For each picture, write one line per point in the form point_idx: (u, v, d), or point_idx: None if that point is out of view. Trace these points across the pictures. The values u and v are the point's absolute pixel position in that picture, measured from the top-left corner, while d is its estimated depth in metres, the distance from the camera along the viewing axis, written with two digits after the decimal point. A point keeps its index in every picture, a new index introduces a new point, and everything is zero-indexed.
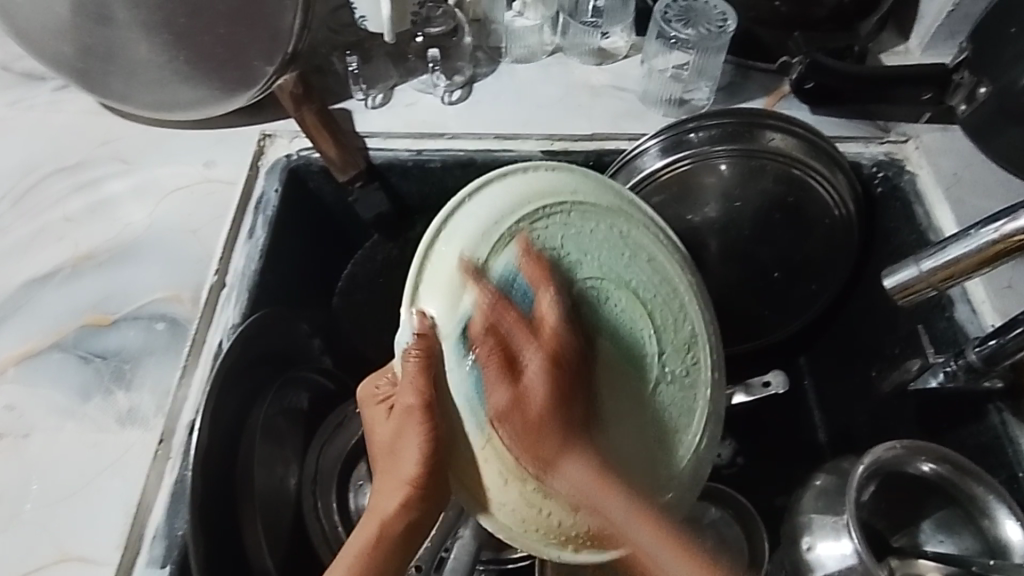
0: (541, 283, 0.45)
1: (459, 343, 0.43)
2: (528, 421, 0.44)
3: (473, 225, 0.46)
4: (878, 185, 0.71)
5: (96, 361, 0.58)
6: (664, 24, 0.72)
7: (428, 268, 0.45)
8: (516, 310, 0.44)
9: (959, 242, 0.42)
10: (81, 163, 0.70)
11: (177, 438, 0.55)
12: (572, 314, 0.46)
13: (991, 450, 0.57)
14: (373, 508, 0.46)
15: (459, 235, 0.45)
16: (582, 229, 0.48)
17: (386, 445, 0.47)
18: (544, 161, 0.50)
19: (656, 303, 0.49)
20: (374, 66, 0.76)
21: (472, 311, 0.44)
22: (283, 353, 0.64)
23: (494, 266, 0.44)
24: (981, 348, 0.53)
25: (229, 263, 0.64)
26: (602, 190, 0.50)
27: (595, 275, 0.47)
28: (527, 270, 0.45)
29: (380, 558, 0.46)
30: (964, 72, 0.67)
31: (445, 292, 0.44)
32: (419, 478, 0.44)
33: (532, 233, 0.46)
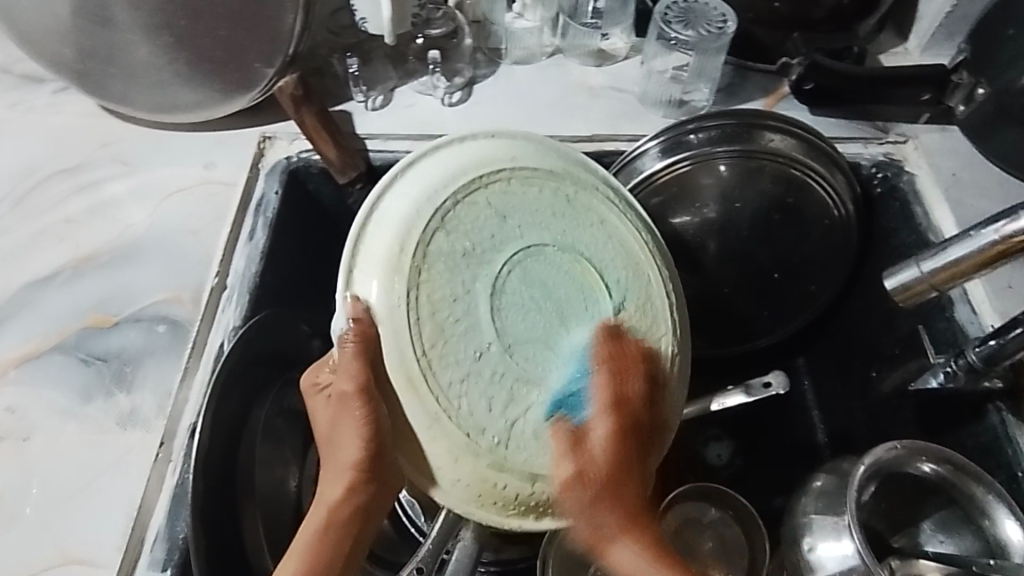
0: (482, 248, 0.46)
1: (396, 314, 0.44)
2: (473, 389, 0.44)
3: (406, 201, 0.47)
4: (877, 186, 0.71)
5: (96, 362, 0.58)
6: (663, 26, 0.72)
7: (363, 248, 0.46)
8: (455, 275, 0.45)
9: (960, 243, 0.42)
10: (81, 165, 0.70)
11: (178, 440, 0.55)
12: (515, 278, 0.46)
13: (991, 450, 0.57)
14: (318, 499, 0.46)
15: (394, 215, 0.46)
16: (519, 194, 0.49)
17: (329, 436, 0.46)
18: (477, 132, 0.51)
19: (605, 262, 0.49)
20: (375, 68, 0.76)
21: (408, 281, 0.44)
22: (284, 355, 0.64)
23: (431, 237, 0.45)
24: (981, 349, 0.53)
25: (230, 265, 0.64)
26: (538, 156, 0.51)
27: (538, 239, 0.48)
28: (464, 237, 0.46)
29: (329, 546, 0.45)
30: (962, 73, 0.67)
31: (381, 269, 0.45)
32: (360, 462, 0.44)
33: (469, 202, 0.47)
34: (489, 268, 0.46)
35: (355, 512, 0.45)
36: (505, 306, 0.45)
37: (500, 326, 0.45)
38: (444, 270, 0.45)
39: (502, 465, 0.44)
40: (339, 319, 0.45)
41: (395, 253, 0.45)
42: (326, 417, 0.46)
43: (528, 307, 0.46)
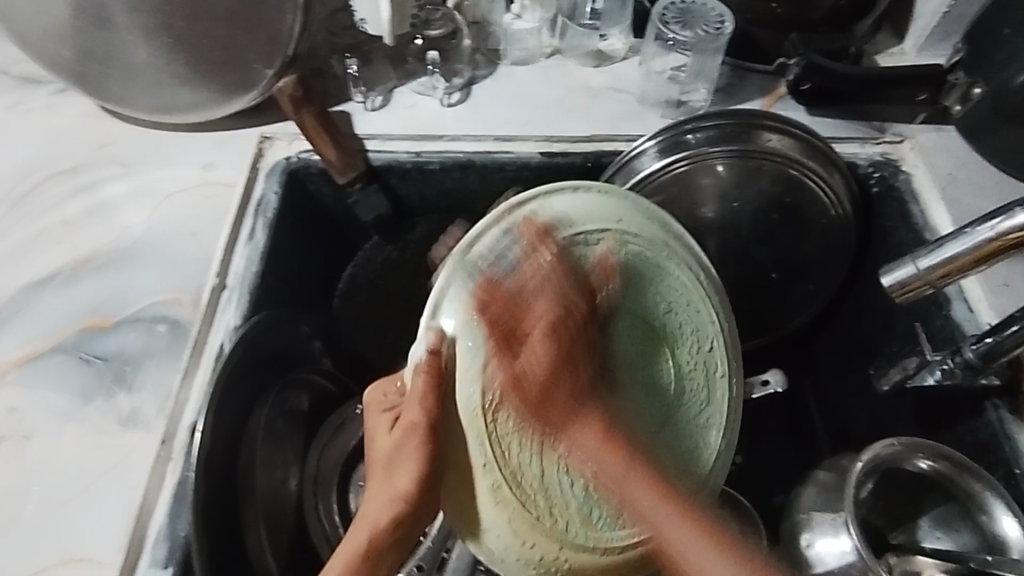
0: (564, 320, 0.47)
1: (480, 376, 0.43)
2: (541, 457, 0.46)
3: (504, 243, 0.45)
4: (874, 186, 0.71)
5: (96, 363, 0.58)
6: (661, 25, 0.73)
7: (451, 284, 0.44)
8: (536, 347, 0.45)
9: (956, 240, 0.42)
10: (81, 166, 0.70)
11: (178, 439, 0.54)
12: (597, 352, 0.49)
13: (989, 447, 0.57)
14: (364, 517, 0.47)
15: (487, 259, 0.44)
16: (614, 265, 0.48)
17: (386, 454, 0.47)
18: (590, 184, 0.48)
19: (676, 338, 0.52)
20: (374, 69, 0.76)
21: (496, 337, 0.43)
22: (283, 356, 0.64)
23: (518, 301, 0.45)
24: (978, 346, 0.53)
25: (229, 265, 0.63)
26: (646, 224, 0.49)
27: (615, 313, 0.49)
28: (548, 308, 0.46)
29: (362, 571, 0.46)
30: (959, 73, 0.68)
31: (468, 317, 0.43)
32: (411, 497, 0.45)
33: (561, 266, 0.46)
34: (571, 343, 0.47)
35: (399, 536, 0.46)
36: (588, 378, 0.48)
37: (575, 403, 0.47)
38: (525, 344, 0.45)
39: (546, 521, 0.46)
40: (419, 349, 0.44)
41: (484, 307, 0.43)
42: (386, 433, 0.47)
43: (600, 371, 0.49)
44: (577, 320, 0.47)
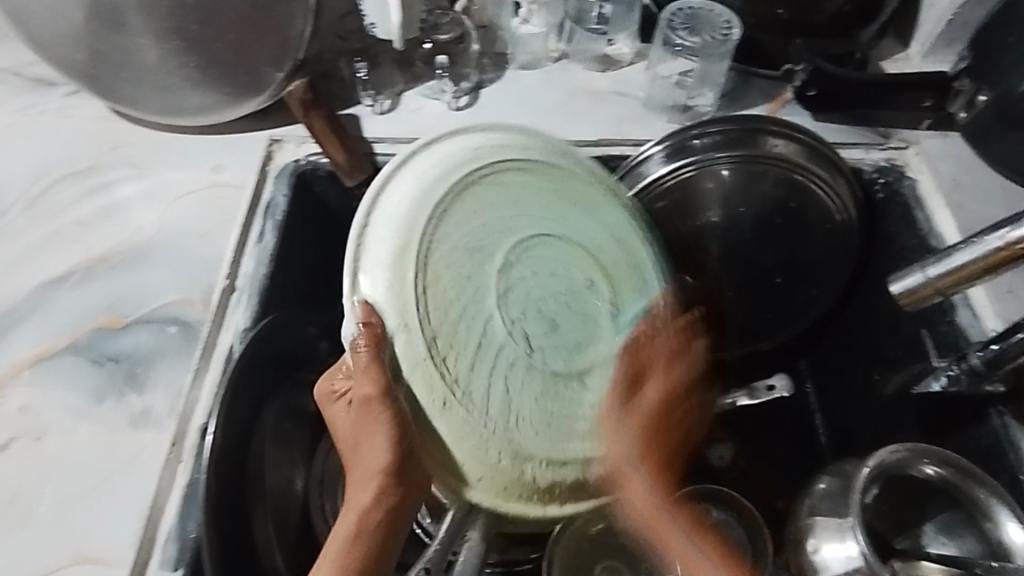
0: (485, 243, 0.51)
1: (405, 298, 0.46)
2: (486, 370, 0.48)
3: (403, 195, 0.50)
4: (878, 191, 0.72)
5: (107, 363, 0.59)
6: (670, 31, 0.75)
7: (366, 246, 0.48)
8: (459, 272, 0.49)
9: (966, 248, 0.43)
10: (92, 167, 0.71)
11: (189, 440, 0.55)
12: (523, 269, 0.52)
13: (993, 452, 0.58)
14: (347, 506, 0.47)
15: (399, 198, 0.50)
16: (513, 189, 0.54)
17: (352, 445, 0.48)
18: (494, 128, 0.57)
19: (597, 248, 0.57)
20: (382, 72, 0.76)
21: (414, 261, 0.47)
22: (292, 357, 0.64)
23: (433, 241, 0.49)
24: (983, 352, 0.54)
25: (239, 267, 0.64)
26: (525, 145, 0.57)
27: (540, 231, 0.54)
28: (472, 233, 0.51)
29: (359, 554, 0.46)
30: (964, 80, 0.69)
31: (387, 269, 0.47)
32: (389, 467, 0.45)
33: (471, 191, 0.52)
34: (497, 258, 0.51)
35: (385, 516, 0.46)
36: (514, 295, 0.51)
37: (506, 317, 0.50)
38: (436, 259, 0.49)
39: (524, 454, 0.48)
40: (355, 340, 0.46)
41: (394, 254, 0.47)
42: (343, 426, 0.48)
43: (536, 293, 0.53)
44: (506, 239, 0.52)
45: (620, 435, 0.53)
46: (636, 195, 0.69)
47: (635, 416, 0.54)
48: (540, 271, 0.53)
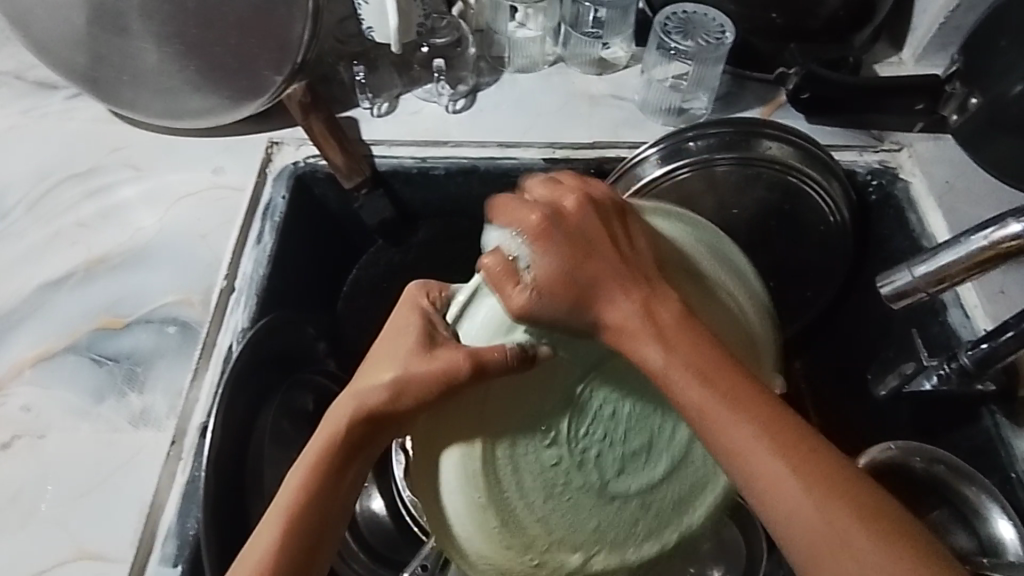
0: (580, 349, 0.44)
1: (502, 341, 0.41)
2: (545, 477, 0.44)
3: (559, 228, 0.41)
4: (871, 194, 0.73)
5: (108, 362, 0.60)
6: (663, 35, 0.73)
7: (496, 252, 0.42)
8: (552, 371, 0.43)
9: (951, 249, 0.43)
10: (93, 170, 0.72)
11: (189, 439, 0.56)
12: (614, 380, 0.45)
13: (985, 451, 0.58)
14: (324, 424, 0.43)
15: (552, 228, 0.42)
16: None
17: (376, 364, 0.43)
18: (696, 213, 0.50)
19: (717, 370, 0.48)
20: (380, 75, 0.77)
21: (527, 329, 0.41)
22: (290, 357, 0.65)
23: (545, 321, 0.42)
24: (973, 352, 0.54)
25: (238, 268, 0.65)
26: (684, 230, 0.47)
27: (634, 346, 0.45)
28: (573, 323, 0.44)
29: (300, 535, 0.42)
30: (955, 83, 0.69)
31: (507, 305, 0.42)
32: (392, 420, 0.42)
33: (604, 282, 0.44)
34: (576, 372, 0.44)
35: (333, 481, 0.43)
36: (601, 398, 0.45)
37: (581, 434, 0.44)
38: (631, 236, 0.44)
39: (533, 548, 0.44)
40: (472, 333, 0.42)
41: (550, 300, 0.43)
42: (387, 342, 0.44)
43: (624, 409, 0.46)
44: (579, 354, 0.43)
45: (547, 253, 0.41)
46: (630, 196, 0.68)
47: (596, 262, 0.41)
48: (634, 391, 0.46)
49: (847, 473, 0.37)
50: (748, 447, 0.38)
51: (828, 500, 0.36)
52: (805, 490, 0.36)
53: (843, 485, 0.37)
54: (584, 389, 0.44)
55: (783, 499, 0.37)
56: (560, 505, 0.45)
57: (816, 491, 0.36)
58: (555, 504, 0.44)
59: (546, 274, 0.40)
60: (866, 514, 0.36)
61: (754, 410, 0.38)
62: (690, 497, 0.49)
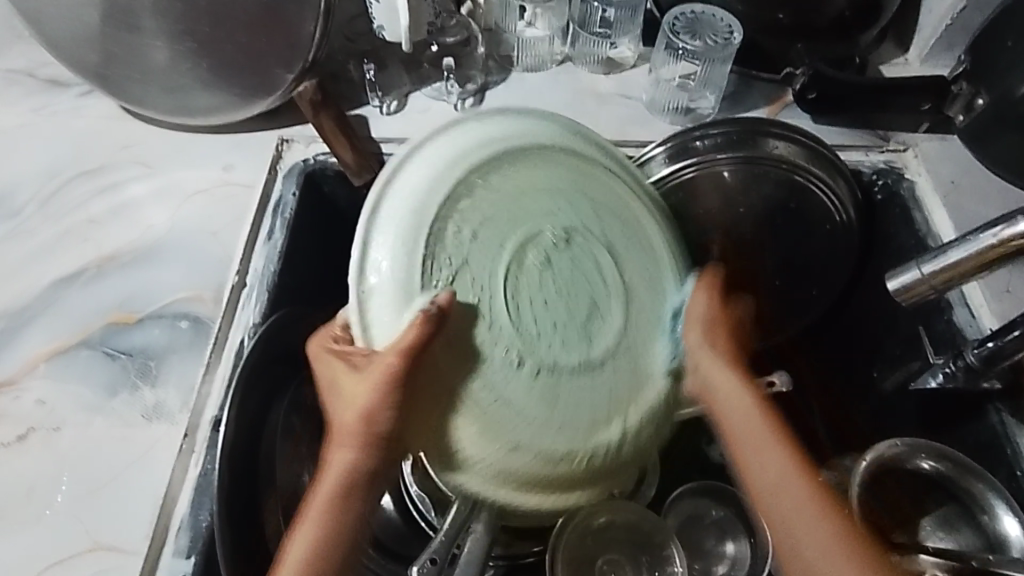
0: (488, 245, 0.49)
1: (415, 263, 0.46)
2: (498, 371, 0.47)
3: (423, 170, 0.49)
4: (877, 193, 0.74)
5: (121, 357, 0.60)
6: (672, 36, 0.74)
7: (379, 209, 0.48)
8: (472, 269, 0.48)
9: (960, 246, 0.44)
10: (104, 167, 0.72)
11: (201, 433, 0.56)
12: (533, 263, 0.50)
13: (991, 448, 0.58)
14: (328, 467, 0.47)
15: (414, 177, 0.48)
16: (517, 179, 0.51)
17: (337, 395, 0.48)
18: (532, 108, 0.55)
19: (612, 231, 0.53)
20: (389, 73, 0.78)
21: (427, 244, 0.47)
22: (300, 354, 0.66)
23: (443, 219, 0.48)
24: (980, 350, 0.55)
25: (249, 264, 0.65)
26: (530, 126, 0.53)
27: (535, 229, 0.50)
28: (473, 224, 0.48)
29: (334, 526, 0.46)
30: (962, 83, 0.68)
31: (399, 240, 0.46)
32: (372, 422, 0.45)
33: (469, 194, 0.49)
34: (499, 257, 0.49)
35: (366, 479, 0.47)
36: (523, 281, 0.49)
37: (516, 316, 0.48)
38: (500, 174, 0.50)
39: (519, 444, 0.47)
40: (378, 335, 0.46)
41: (439, 210, 0.48)
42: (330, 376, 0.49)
43: (551, 288, 0.50)
44: (499, 241, 0.49)
45: (715, 306, 0.55)
46: None
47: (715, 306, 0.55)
48: (552, 270, 0.50)
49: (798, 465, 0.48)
50: (753, 468, 0.48)
51: (792, 480, 0.47)
52: (784, 465, 0.48)
53: (799, 471, 0.48)
54: (504, 276, 0.49)
55: (757, 478, 0.48)
56: (517, 403, 0.48)
57: (800, 479, 0.47)
58: (519, 395, 0.47)
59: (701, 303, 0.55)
60: (816, 504, 0.46)
61: (736, 392, 0.51)
62: (638, 368, 0.52)
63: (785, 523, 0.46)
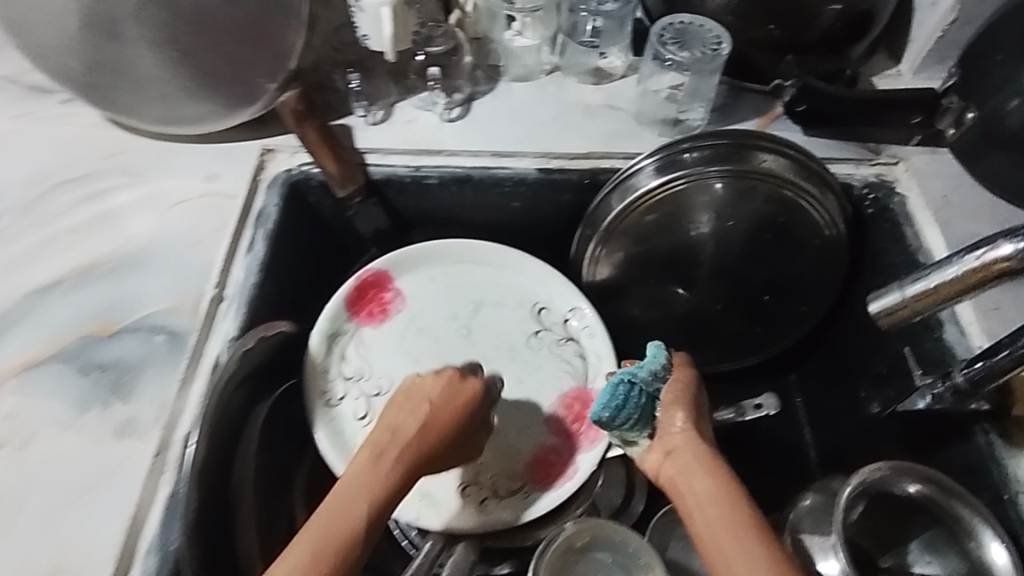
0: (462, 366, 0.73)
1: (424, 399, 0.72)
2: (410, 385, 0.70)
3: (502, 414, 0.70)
4: (868, 207, 0.73)
5: (94, 372, 0.59)
6: (660, 46, 0.73)
7: None
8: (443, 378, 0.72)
9: (943, 268, 0.42)
10: (87, 175, 0.71)
11: (173, 451, 0.55)
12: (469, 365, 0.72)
13: (976, 471, 0.57)
14: (389, 467, 0.50)
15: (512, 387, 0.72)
16: (531, 351, 0.74)
17: (414, 412, 0.53)
18: (591, 350, 0.73)
19: (530, 335, 0.74)
20: (375, 83, 0.77)
21: None
22: (279, 366, 0.66)
23: None
24: (968, 371, 0.53)
25: (229, 276, 0.65)
26: (586, 351, 0.73)
27: (489, 356, 0.73)
28: None
29: (377, 523, 0.48)
30: (952, 97, 0.69)
31: None
32: (440, 447, 0.53)
33: (516, 416, 0.70)
34: None
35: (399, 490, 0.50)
36: None
37: None
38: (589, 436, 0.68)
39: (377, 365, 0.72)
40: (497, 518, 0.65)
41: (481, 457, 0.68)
42: (417, 397, 0.54)
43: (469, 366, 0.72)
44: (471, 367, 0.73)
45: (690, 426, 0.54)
46: (624, 209, 0.71)
47: None
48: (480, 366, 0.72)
49: (730, 496, 0.49)
50: (711, 540, 0.47)
51: (713, 515, 0.48)
52: (752, 551, 0.45)
53: (728, 505, 0.48)
54: None
55: (705, 539, 0.47)
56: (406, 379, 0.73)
57: (755, 539, 0.45)
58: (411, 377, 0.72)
59: (680, 416, 0.55)
60: (746, 531, 0.46)
61: (701, 483, 0.50)
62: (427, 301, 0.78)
63: (725, 560, 0.45)
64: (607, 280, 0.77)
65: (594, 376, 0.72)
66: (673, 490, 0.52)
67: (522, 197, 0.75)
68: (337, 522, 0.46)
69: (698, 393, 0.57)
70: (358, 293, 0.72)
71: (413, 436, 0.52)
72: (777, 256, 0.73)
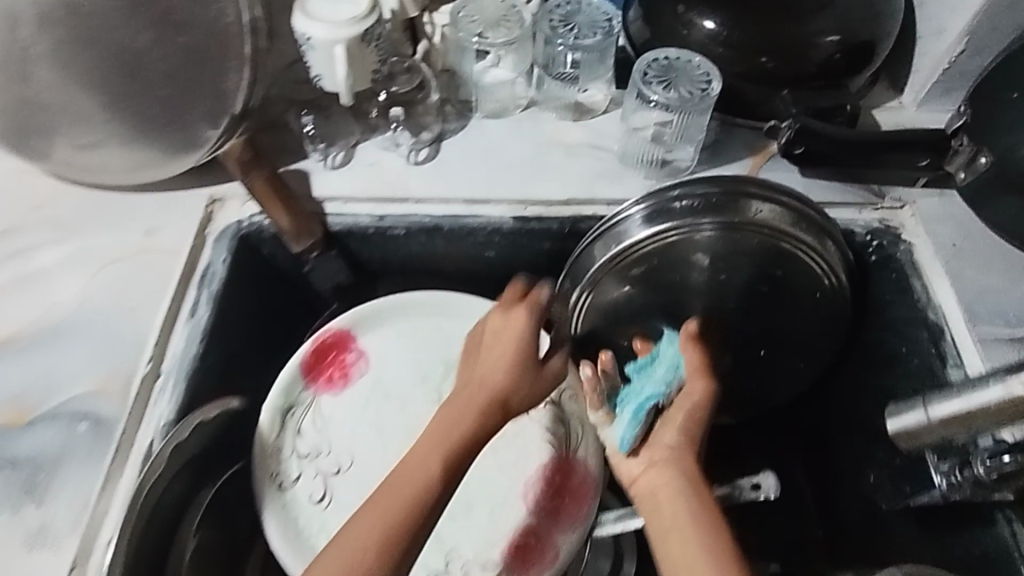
0: None
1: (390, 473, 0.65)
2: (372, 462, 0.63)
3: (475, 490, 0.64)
4: (871, 255, 0.67)
5: (6, 468, 0.52)
6: (643, 86, 0.67)
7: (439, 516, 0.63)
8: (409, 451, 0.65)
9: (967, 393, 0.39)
10: (10, 231, 0.64)
11: (93, 562, 0.49)
12: None
13: (998, 562, 0.53)
14: (461, 415, 0.47)
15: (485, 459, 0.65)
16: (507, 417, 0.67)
17: (486, 353, 0.49)
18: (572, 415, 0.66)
19: None
20: (333, 122, 0.70)
21: None
22: (224, 444, 0.60)
23: None
24: (991, 464, 0.49)
25: (167, 347, 0.58)
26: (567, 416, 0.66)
27: None
28: None
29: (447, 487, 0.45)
30: (962, 139, 0.63)
31: None
32: (511, 383, 0.48)
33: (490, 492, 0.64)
34: None
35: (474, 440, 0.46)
36: None
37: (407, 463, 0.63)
38: (571, 513, 0.62)
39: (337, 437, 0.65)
40: None
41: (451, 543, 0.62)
42: (480, 341, 0.51)
43: None
44: None
45: (682, 442, 0.54)
46: (608, 261, 0.65)
47: None
48: None
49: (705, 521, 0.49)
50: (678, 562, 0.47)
51: (685, 533, 0.48)
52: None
53: (695, 525, 0.49)
54: None
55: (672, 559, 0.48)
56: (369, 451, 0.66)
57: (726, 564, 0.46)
58: None
59: (675, 433, 0.55)
60: (714, 556, 0.47)
61: (679, 506, 0.50)
62: None
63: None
64: (591, 335, 0.70)
65: (577, 443, 0.65)
66: (648, 501, 0.52)
67: (497, 246, 0.69)
68: (391, 503, 0.44)
69: (704, 409, 0.56)
70: (317, 356, 0.66)
71: (483, 380, 0.48)
72: (774, 310, 0.67)
